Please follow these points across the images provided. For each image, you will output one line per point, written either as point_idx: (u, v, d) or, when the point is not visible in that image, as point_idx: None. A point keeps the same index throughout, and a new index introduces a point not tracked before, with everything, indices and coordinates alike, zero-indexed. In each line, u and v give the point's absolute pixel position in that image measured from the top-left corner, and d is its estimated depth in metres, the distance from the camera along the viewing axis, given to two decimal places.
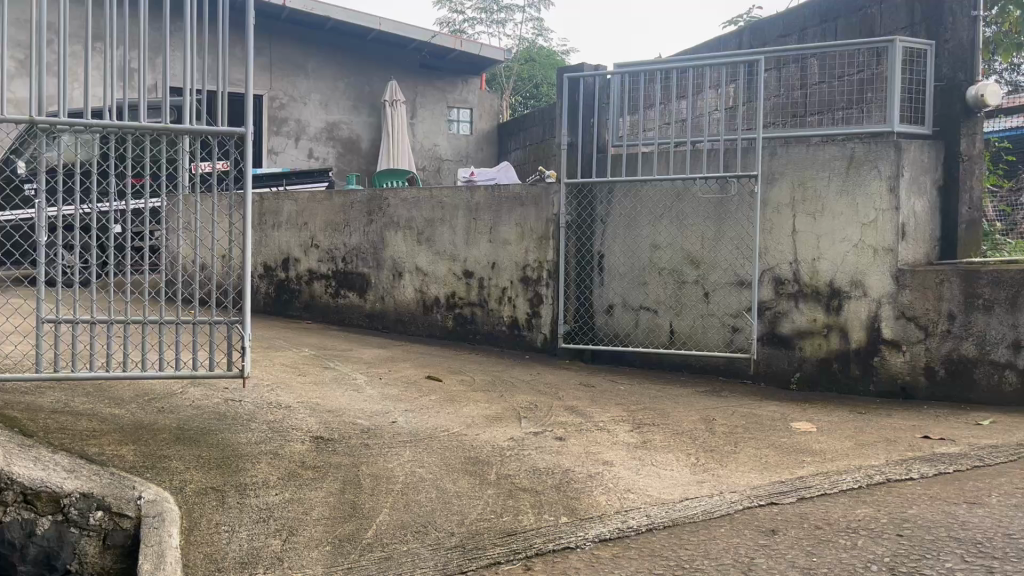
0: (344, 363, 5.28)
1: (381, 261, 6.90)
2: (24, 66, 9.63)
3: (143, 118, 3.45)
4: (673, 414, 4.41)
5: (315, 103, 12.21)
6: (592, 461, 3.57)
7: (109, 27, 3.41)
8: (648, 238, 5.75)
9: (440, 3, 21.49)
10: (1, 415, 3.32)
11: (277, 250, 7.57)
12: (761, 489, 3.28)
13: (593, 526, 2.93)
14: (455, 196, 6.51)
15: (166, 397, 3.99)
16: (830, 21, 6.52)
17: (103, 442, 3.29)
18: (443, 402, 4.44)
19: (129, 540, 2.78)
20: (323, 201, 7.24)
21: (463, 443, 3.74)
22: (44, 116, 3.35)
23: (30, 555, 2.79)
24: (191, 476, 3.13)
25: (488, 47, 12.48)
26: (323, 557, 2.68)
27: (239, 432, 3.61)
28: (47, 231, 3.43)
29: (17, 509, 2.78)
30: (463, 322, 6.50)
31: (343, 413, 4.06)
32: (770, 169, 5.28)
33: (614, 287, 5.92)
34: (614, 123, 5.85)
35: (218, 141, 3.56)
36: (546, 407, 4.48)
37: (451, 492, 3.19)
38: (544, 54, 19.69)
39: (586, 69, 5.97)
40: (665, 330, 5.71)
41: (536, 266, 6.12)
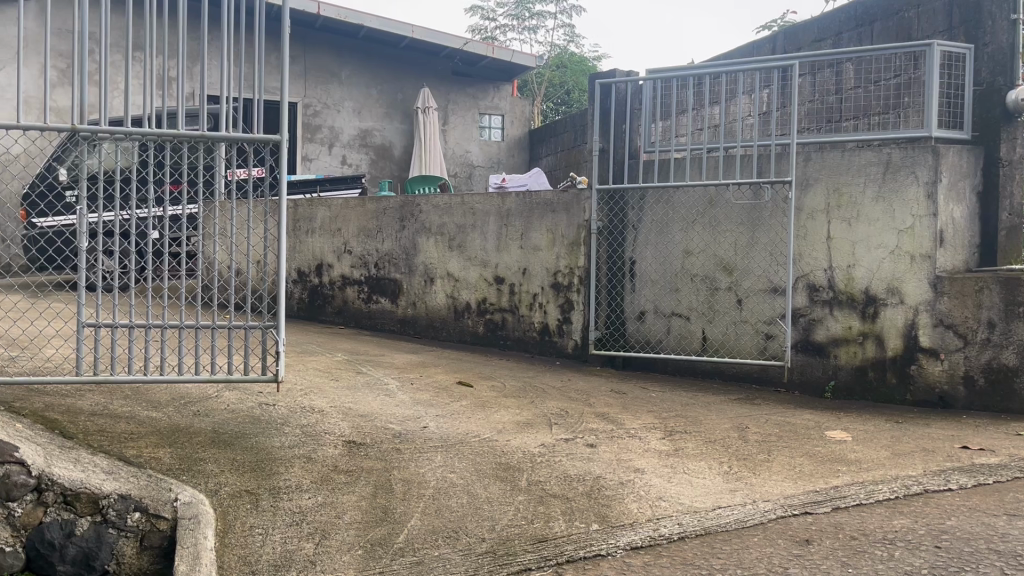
0: (377, 368, 5.31)
1: (413, 266, 6.93)
2: (66, 75, 9.83)
3: (180, 125, 3.51)
4: (705, 421, 4.38)
5: (348, 110, 12.34)
6: (624, 468, 3.55)
7: (149, 37, 3.47)
8: (680, 244, 5.71)
9: (471, 11, 21.59)
10: (43, 416, 3.40)
11: (311, 256, 7.65)
12: (796, 499, 3.24)
13: (625, 533, 2.91)
14: (486, 202, 6.53)
15: (201, 401, 4.04)
16: (866, 25, 6.47)
17: (140, 445, 3.35)
18: (474, 408, 4.45)
19: (165, 540, 2.84)
20: (357, 208, 7.30)
21: (494, 448, 3.75)
22: (85, 124, 3.42)
23: (69, 556, 2.81)
24: (226, 479, 3.17)
25: (520, 54, 12.47)
26: (355, 560, 2.71)
27: (273, 436, 3.64)
28: (87, 237, 3.47)
29: (57, 509, 2.85)
30: (494, 327, 6.51)
31: (375, 418, 4.08)
32: (804, 174, 5.22)
33: (645, 293, 5.88)
34: (646, 129, 5.81)
35: (254, 149, 3.62)
36: (577, 413, 4.47)
37: (482, 497, 3.19)
38: (576, 60, 19.73)
39: (618, 75, 5.93)
40: (698, 337, 5.67)
41: (567, 272, 6.11)
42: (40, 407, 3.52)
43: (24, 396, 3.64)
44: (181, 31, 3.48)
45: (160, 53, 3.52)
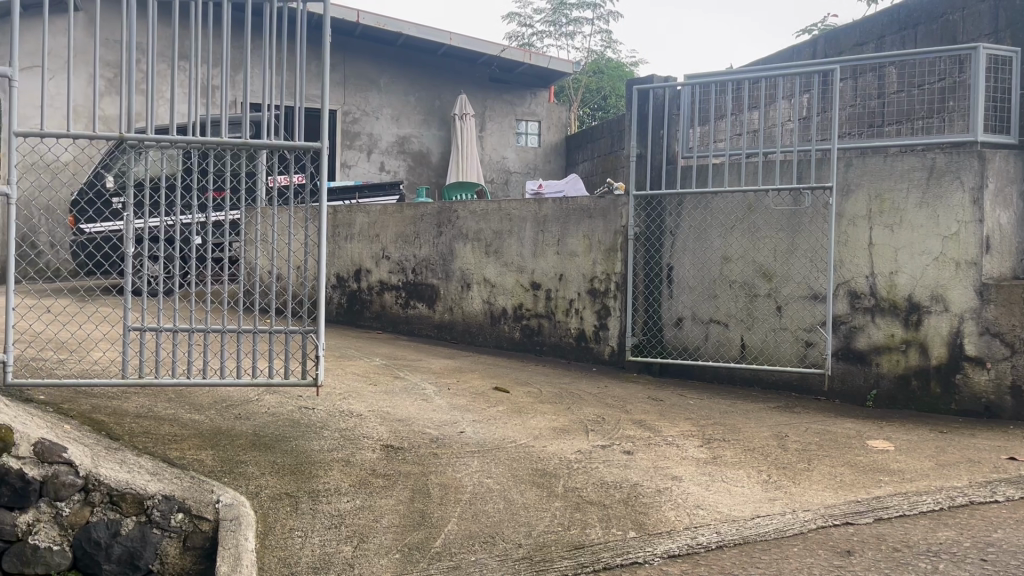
0: (414, 373, 5.35)
1: (450, 272, 6.97)
2: (114, 84, 10.04)
3: (224, 133, 3.57)
4: (744, 430, 4.34)
5: (386, 117, 12.46)
6: (662, 476, 3.53)
7: (194, 47, 3.53)
8: (719, 250, 5.67)
9: (509, 18, 21.68)
10: (90, 418, 3.48)
11: (349, 261, 7.73)
12: (837, 509, 3.19)
13: (662, 542, 2.90)
14: (523, 208, 6.54)
15: (243, 404, 4.09)
16: (909, 29, 6.38)
17: (184, 446, 3.41)
18: (511, 414, 4.46)
19: (208, 541, 2.90)
20: (395, 214, 7.36)
21: (530, 454, 3.75)
22: (132, 133, 3.50)
23: (115, 555, 2.87)
24: (267, 482, 3.21)
25: (557, 60, 12.48)
26: (393, 564, 2.73)
27: (312, 439, 3.69)
28: (133, 242, 3.54)
29: (103, 509, 2.90)
30: (531, 333, 6.51)
31: (412, 422, 4.11)
32: (846, 180, 5.15)
33: (684, 300, 5.84)
34: (684, 134, 5.76)
35: (295, 156, 3.66)
36: (613, 420, 4.46)
37: (518, 503, 3.20)
38: (613, 66, 19.71)
39: (656, 81, 5.94)
40: (736, 345, 5.62)
41: (604, 278, 6.09)
42: (87, 408, 3.60)
43: (72, 397, 3.72)
44: (225, 40, 3.52)
45: (204, 62, 3.58)
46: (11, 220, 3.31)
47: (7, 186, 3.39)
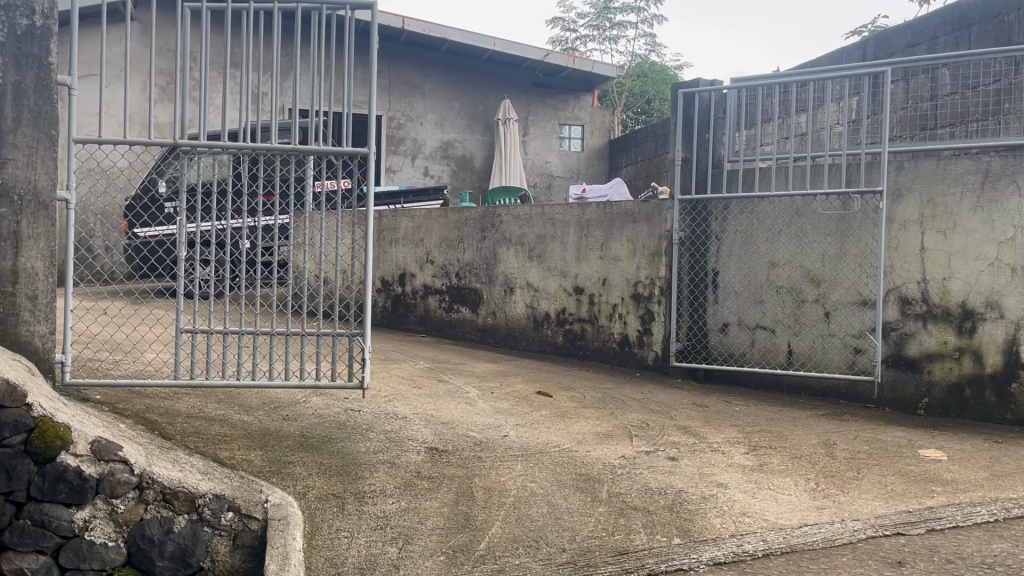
0: (458, 376, 5.37)
1: (493, 276, 7.00)
2: (167, 92, 10.29)
3: (274, 139, 3.63)
4: (791, 437, 4.28)
5: (431, 123, 12.57)
6: (707, 482, 3.50)
7: (245, 55, 3.60)
8: (765, 255, 5.61)
9: (552, 23, 21.71)
10: (143, 417, 3.57)
11: (394, 265, 7.80)
12: (888, 518, 3.13)
13: (708, 548, 2.88)
14: (567, 213, 6.54)
15: (291, 405, 4.15)
16: (963, 29, 6.25)
17: (234, 447, 3.47)
18: (555, 418, 4.46)
19: (256, 540, 2.95)
20: (439, 218, 7.41)
21: (574, 459, 3.74)
22: (186, 139, 3.58)
23: (167, 552, 2.94)
24: (314, 482, 3.26)
25: (601, 64, 12.45)
26: (437, 566, 2.76)
27: (358, 441, 3.73)
28: (186, 246, 3.61)
29: (156, 507, 2.97)
30: (574, 338, 6.50)
31: (457, 425, 4.13)
32: (896, 184, 5.06)
33: (729, 305, 5.78)
34: (729, 138, 5.70)
35: (342, 161, 3.72)
36: (658, 426, 4.43)
37: (562, 508, 3.20)
38: (658, 69, 19.61)
39: (702, 84, 5.87)
40: (783, 351, 5.55)
41: (648, 282, 6.05)
42: (141, 408, 3.69)
43: (126, 397, 3.81)
44: (274, 47, 3.56)
45: (255, 69, 3.65)
46: (70, 224, 3.40)
47: (66, 191, 3.49)
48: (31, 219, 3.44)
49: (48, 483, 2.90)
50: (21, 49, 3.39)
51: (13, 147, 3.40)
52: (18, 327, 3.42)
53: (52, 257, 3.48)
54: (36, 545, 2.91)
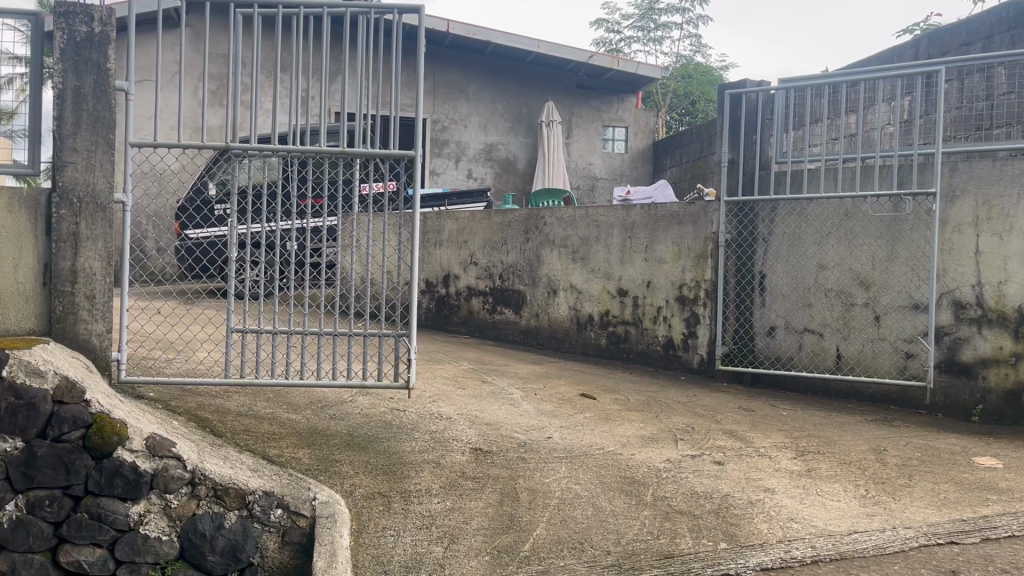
0: (501, 378, 5.39)
1: (537, 279, 7.00)
2: (219, 96, 10.51)
3: (322, 141, 3.69)
4: (840, 442, 4.21)
5: (474, 125, 12.64)
6: (754, 487, 3.46)
7: (295, 60, 3.65)
8: (814, 257, 5.53)
9: (596, 24, 21.66)
10: (194, 415, 3.63)
11: (438, 267, 7.85)
12: (941, 527, 3.07)
13: (754, 554, 2.85)
14: (611, 214, 6.52)
15: (337, 404, 4.20)
16: (1019, 27, 6.09)
17: (283, 445, 3.53)
18: (599, 420, 4.45)
19: (304, 537, 2.99)
20: (483, 220, 7.45)
21: (619, 462, 3.73)
22: (237, 142, 3.65)
23: (218, 547, 3.00)
24: (360, 481, 3.29)
25: (645, 65, 12.37)
26: (482, 566, 2.79)
27: (403, 441, 3.76)
28: (237, 248, 3.67)
29: (208, 503, 3.03)
30: (617, 340, 6.47)
31: (501, 427, 4.15)
32: (950, 186, 4.96)
33: (776, 308, 5.72)
34: (778, 139, 5.65)
35: (389, 164, 3.75)
36: (703, 430, 4.39)
37: (607, 510, 3.19)
38: (703, 70, 19.44)
39: (749, 85, 5.80)
40: (832, 355, 5.46)
41: (693, 285, 5.99)
42: (192, 406, 3.75)
43: (178, 395, 3.88)
44: (323, 51, 3.60)
45: (305, 74, 3.70)
46: (127, 225, 3.49)
47: (123, 194, 3.57)
48: (89, 221, 3.54)
49: (104, 478, 2.99)
50: (80, 55, 3.49)
51: (73, 150, 3.51)
52: (77, 326, 3.52)
53: (110, 258, 3.58)
54: (92, 538, 3.00)
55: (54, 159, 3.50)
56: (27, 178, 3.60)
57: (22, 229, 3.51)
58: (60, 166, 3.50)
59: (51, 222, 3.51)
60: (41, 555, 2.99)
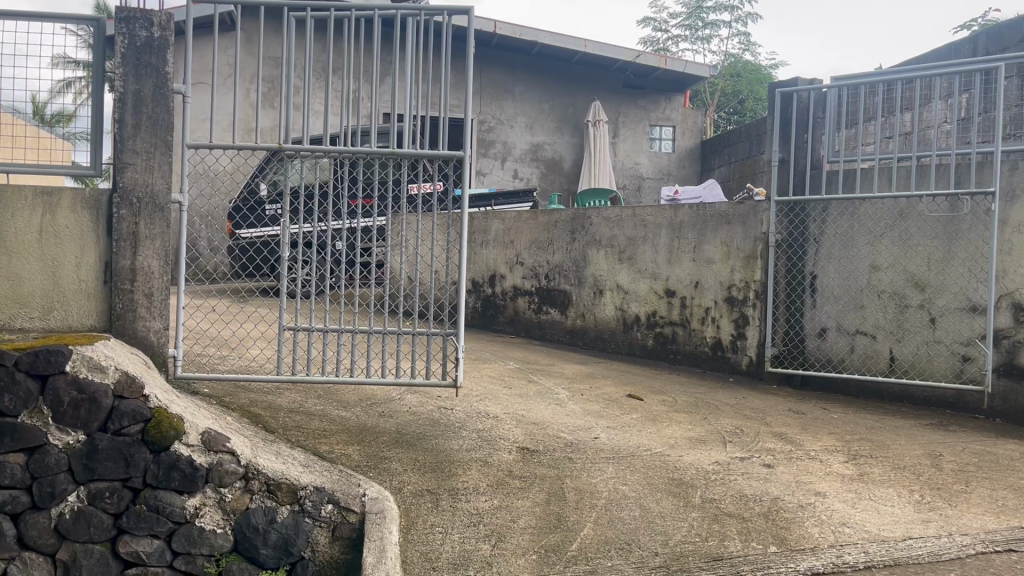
0: (547, 377, 5.40)
1: (583, 279, 6.99)
2: (271, 98, 10.71)
3: (373, 142, 3.73)
4: (893, 447, 4.13)
5: (521, 125, 12.68)
6: (804, 491, 3.42)
7: (347, 61, 3.69)
8: (867, 258, 5.44)
9: (644, 23, 21.54)
10: (248, 411, 3.71)
11: (485, 267, 7.89)
12: (999, 534, 3.01)
13: (805, 558, 2.83)
14: (659, 215, 6.48)
15: (386, 402, 4.24)
16: None
17: (333, 441, 3.58)
18: (646, 421, 4.43)
19: (354, 532, 3.03)
20: (529, 220, 7.46)
21: (667, 463, 3.71)
22: (290, 143, 3.71)
23: (271, 540, 3.05)
24: (410, 478, 3.33)
25: (693, 65, 12.25)
26: (530, 565, 2.81)
27: (451, 439, 3.78)
28: (289, 247, 3.73)
29: (261, 497, 3.09)
30: (664, 341, 6.42)
31: (548, 426, 4.15)
32: (1010, 185, 4.83)
33: (827, 309, 5.63)
34: (830, 138, 5.56)
35: (438, 165, 3.78)
36: (752, 432, 4.34)
37: (654, 511, 3.18)
38: (751, 68, 19.20)
39: (801, 84, 5.74)
40: (885, 357, 5.36)
41: (742, 286, 5.93)
42: (245, 402, 3.83)
43: (232, 391, 3.96)
44: (373, 52, 3.63)
45: (355, 76, 3.74)
46: (184, 225, 3.56)
47: (180, 195, 3.65)
48: (148, 220, 3.63)
49: (162, 471, 3.07)
50: (140, 59, 3.59)
51: (133, 152, 3.61)
52: (136, 323, 3.62)
53: (167, 257, 3.66)
54: (150, 530, 3.08)
55: (114, 160, 3.60)
56: (85, 178, 3.72)
57: (85, 229, 3.63)
58: (121, 167, 3.60)
59: (112, 221, 3.62)
60: (101, 545, 3.09)
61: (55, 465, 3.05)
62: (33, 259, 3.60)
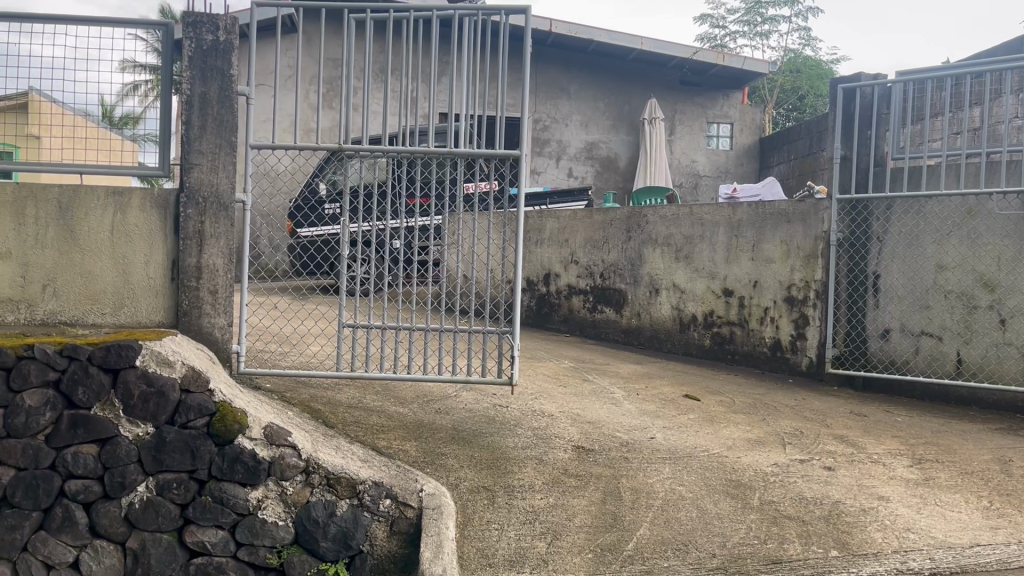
0: (602, 377, 5.38)
1: (638, 277, 6.94)
2: (330, 99, 10.90)
3: (431, 142, 3.77)
4: (960, 451, 4.02)
5: (576, 124, 12.65)
6: (867, 495, 3.34)
7: (406, 62, 3.73)
8: (933, 258, 5.29)
9: (701, 20, 21.30)
10: (308, 407, 3.78)
11: (540, 266, 7.90)
12: None
13: (868, 564, 2.78)
14: (716, 213, 6.40)
15: (442, 399, 4.28)
16: None
17: (391, 437, 3.63)
18: (703, 422, 4.38)
19: (412, 527, 3.08)
20: (584, 219, 7.44)
21: (724, 464, 3.67)
22: (349, 143, 3.76)
23: (331, 533, 3.11)
24: (466, 474, 3.35)
25: (753, 61, 12.05)
26: (586, 564, 2.82)
27: (507, 436, 3.80)
28: (348, 245, 3.78)
29: (321, 491, 3.15)
30: (722, 341, 6.34)
31: (603, 426, 4.14)
32: None
33: (891, 310, 5.50)
34: (894, 134, 5.42)
35: (495, 164, 3.79)
36: (812, 434, 4.27)
37: (712, 513, 3.14)
38: (812, 63, 18.85)
39: (864, 79, 5.65)
40: (952, 360, 5.21)
41: (803, 285, 5.82)
42: (305, 397, 3.90)
43: (292, 386, 4.04)
44: (432, 53, 3.67)
45: (414, 77, 3.78)
46: (246, 224, 3.65)
47: (243, 195, 3.73)
48: (213, 220, 3.73)
49: (226, 463, 3.16)
50: (207, 62, 3.68)
51: (200, 153, 3.71)
52: (201, 320, 3.74)
53: (231, 255, 3.76)
54: (215, 521, 3.17)
55: (182, 161, 3.71)
56: (152, 179, 3.83)
57: (153, 228, 3.74)
58: (188, 168, 3.70)
59: (179, 220, 3.73)
60: (169, 535, 3.17)
61: (126, 456, 3.15)
62: (105, 256, 3.71)
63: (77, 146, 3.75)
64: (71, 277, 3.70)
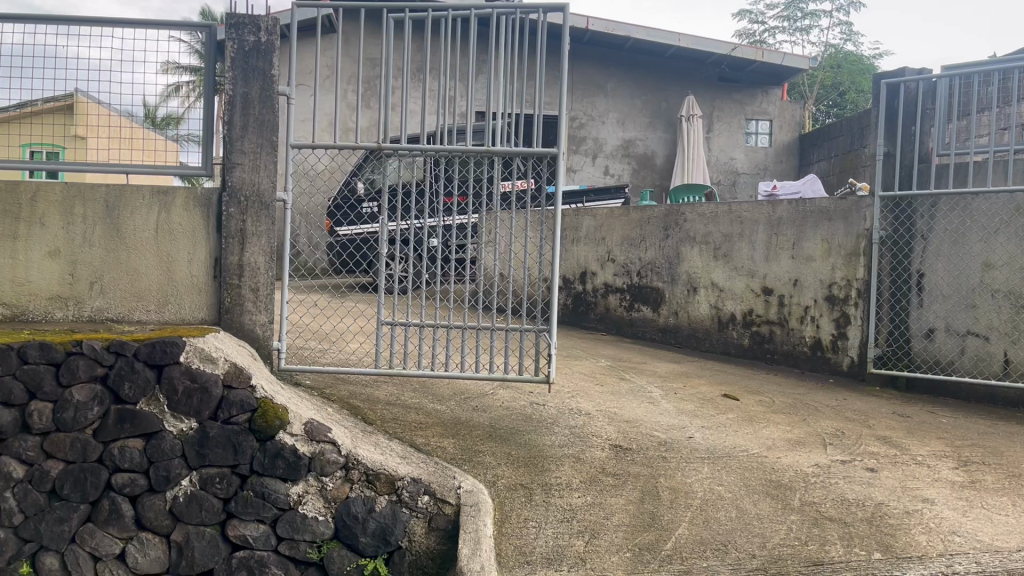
0: (640, 375, 5.35)
1: (676, 276, 6.89)
2: (368, 98, 10.98)
3: (468, 141, 3.77)
4: (1008, 454, 3.93)
5: (612, 121, 12.60)
6: (911, 497, 3.29)
7: (444, 61, 3.74)
8: (979, 256, 5.18)
9: (740, 15, 21.08)
10: (348, 403, 3.82)
11: (576, 264, 7.89)
12: None
13: (912, 567, 2.73)
14: (756, 211, 6.33)
15: (480, 397, 4.29)
16: None
17: (428, 433, 3.65)
18: (741, 422, 4.34)
19: (450, 523, 3.10)
20: (621, 217, 7.41)
21: (764, 464, 3.63)
22: (388, 142, 3.77)
23: (370, 529, 3.13)
24: (503, 472, 3.36)
25: (793, 57, 11.86)
26: (624, 563, 2.81)
27: (544, 434, 3.80)
28: (387, 244, 3.81)
29: (360, 487, 3.19)
30: (761, 340, 6.28)
31: (640, 425, 4.12)
32: None
33: (936, 309, 5.40)
34: (939, 130, 5.32)
35: (532, 162, 3.79)
36: (854, 435, 4.21)
37: (751, 513, 3.11)
38: (854, 58, 18.56)
39: (908, 74, 5.53)
40: (999, 360, 5.10)
41: (844, 284, 5.73)
42: (345, 394, 3.95)
43: (332, 383, 4.08)
44: (470, 52, 3.68)
45: (452, 76, 3.79)
46: (287, 222, 3.70)
47: (284, 193, 3.78)
48: (254, 218, 3.78)
49: (268, 459, 3.20)
50: (249, 63, 3.74)
51: (241, 153, 3.76)
52: (243, 317, 3.79)
53: (271, 252, 3.80)
54: (257, 515, 3.21)
55: (224, 160, 3.76)
56: (193, 178, 3.89)
57: (196, 227, 3.80)
58: (230, 167, 3.76)
59: (221, 219, 3.79)
60: (212, 528, 3.23)
61: (170, 451, 3.21)
62: (150, 254, 3.78)
63: (123, 145, 3.84)
64: (117, 274, 3.77)
